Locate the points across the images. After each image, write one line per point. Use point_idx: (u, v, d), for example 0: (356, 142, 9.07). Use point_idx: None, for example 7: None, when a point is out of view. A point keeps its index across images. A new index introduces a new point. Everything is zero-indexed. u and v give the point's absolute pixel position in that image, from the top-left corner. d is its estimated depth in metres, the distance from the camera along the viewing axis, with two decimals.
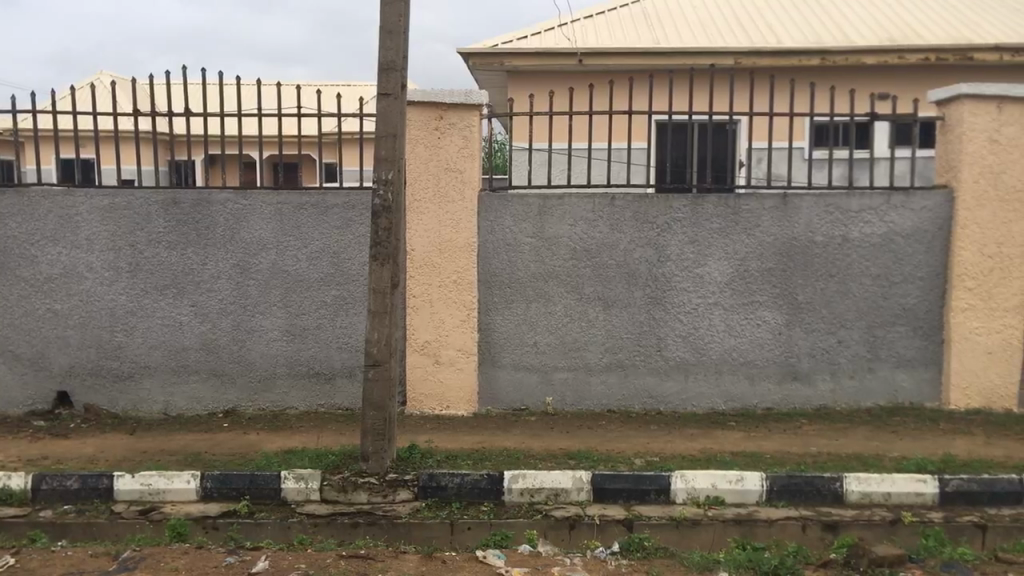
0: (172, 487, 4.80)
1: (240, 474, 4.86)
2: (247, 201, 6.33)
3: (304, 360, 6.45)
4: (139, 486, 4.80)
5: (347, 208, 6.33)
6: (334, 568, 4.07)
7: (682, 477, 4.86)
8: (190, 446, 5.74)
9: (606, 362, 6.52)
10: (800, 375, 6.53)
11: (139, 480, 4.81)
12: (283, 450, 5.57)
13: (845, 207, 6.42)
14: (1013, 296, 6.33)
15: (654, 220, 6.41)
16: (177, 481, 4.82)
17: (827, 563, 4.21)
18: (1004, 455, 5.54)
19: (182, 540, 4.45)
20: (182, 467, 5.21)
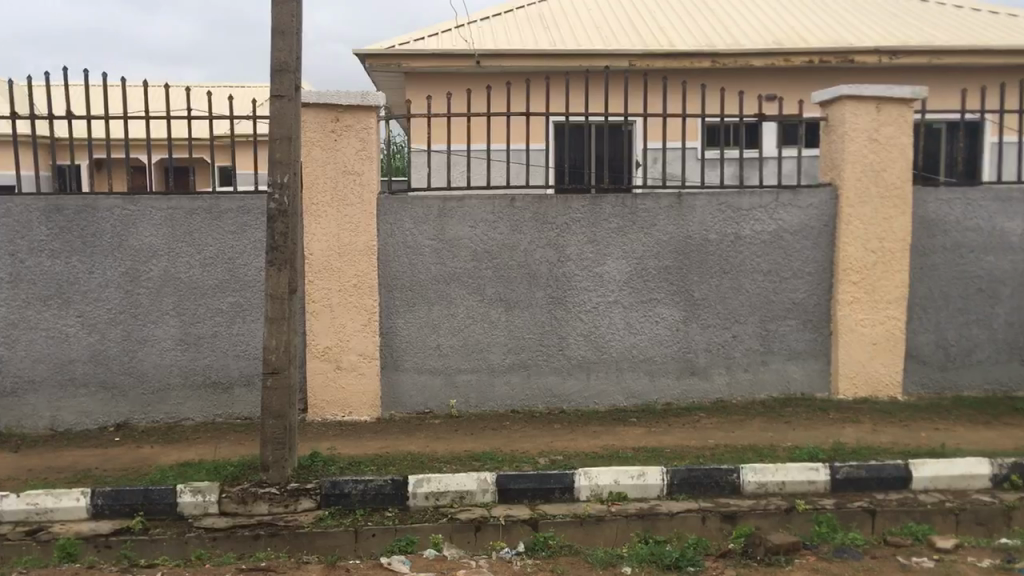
0: (62, 506, 4.61)
1: (132, 489, 4.70)
2: (134, 206, 6.11)
3: (199, 369, 6.26)
4: (25, 506, 4.59)
5: (243, 212, 6.19)
6: None
7: (586, 475, 4.92)
8: (80, 462, 5.52)
9: (509, 363, 6.55)
10: (697, 369, 6.68)
11: (25, 500, 4.60)
12: (179, 462, 5.41)
13: (736, 206, 6.59)
14: (895, 288, 6.63)
15: (553, 221, 6.47)
16: (66, 499, 4.63)
17: (725, 554, 4.35)
18: (890, 441, 5.80)
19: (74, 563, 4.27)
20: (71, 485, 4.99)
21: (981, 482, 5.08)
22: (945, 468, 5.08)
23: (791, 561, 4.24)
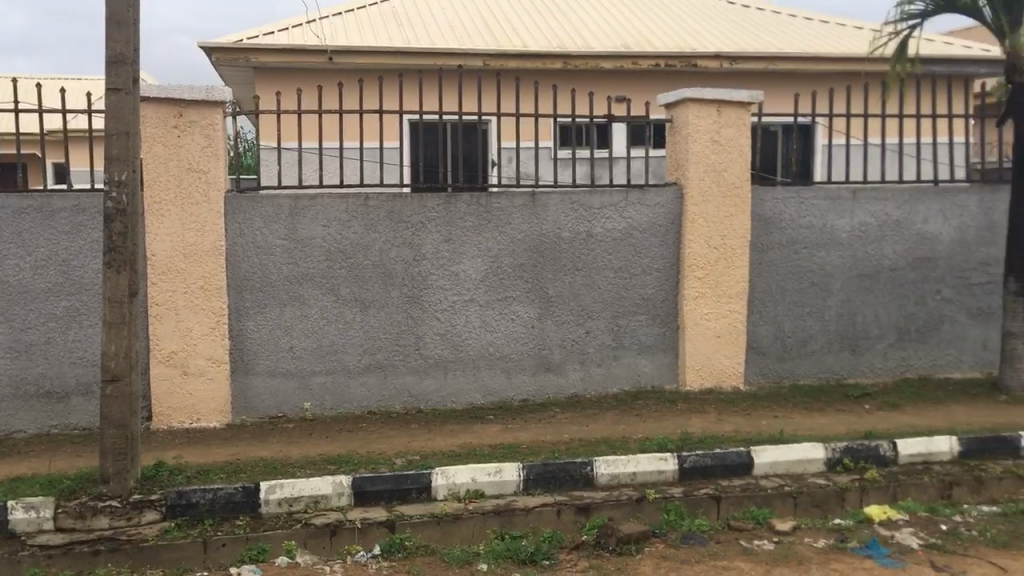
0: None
1: None
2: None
3: (31, 378, 5.89)
4: None
5: (78, 211, 5.86)
6: None
7: (440, 475, 4.91)
8: None
9: (365, 364, 6.46)
10: (552, 365, 6.79)
11: None
12: (8, 478, 5.06)
13: (588, 203, 6.73)
14: (736, 284, 6.95)
15: (408, 220, 6.43)
16: None
17: (580, 545, 4.41)
18: (733, 430, 6.07)
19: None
20: None
21: (816, 466, 5.41)
22: (783, 453, 5.39)
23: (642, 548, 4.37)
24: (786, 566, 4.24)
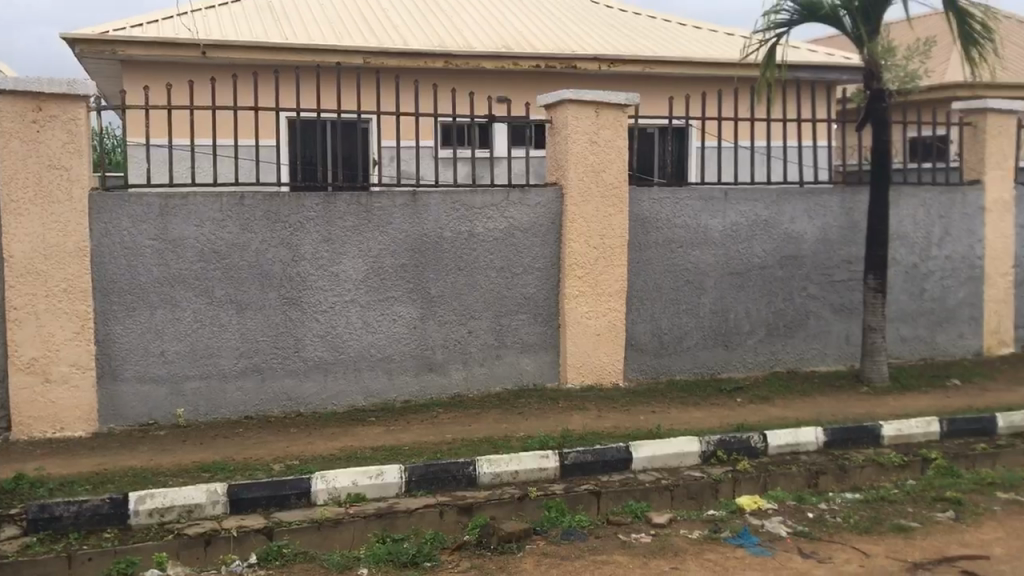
0: (194, 502, 4.30)
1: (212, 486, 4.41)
2: (115, 193, 5.58)
3: (187, 364, 5.78)
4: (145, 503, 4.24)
5: (235, 197, 5.80)
6: (384, 555, 3.98)
7: (636, 448, 5.28)
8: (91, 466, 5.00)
9: (506, 344, 6.52)
10: (672, 345, 7.00)
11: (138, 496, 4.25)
12: (213, 462, 5.05)
13: (701, 189, 6.97)
14: (826, 271, 7.42)
15: (545, 204, 6.54)
16: (173, 495, 4.29)
17: (787, 504, 4.87)
18: (852, 408, 6.53)
19: (245, 562, 3.98)
20: (119, 489, 4.56)
21: (934, 437, 6.01)
22: (906, 425, 5.98)
23: (857, 513, 4.74)
24: (987, 514, 4.74)
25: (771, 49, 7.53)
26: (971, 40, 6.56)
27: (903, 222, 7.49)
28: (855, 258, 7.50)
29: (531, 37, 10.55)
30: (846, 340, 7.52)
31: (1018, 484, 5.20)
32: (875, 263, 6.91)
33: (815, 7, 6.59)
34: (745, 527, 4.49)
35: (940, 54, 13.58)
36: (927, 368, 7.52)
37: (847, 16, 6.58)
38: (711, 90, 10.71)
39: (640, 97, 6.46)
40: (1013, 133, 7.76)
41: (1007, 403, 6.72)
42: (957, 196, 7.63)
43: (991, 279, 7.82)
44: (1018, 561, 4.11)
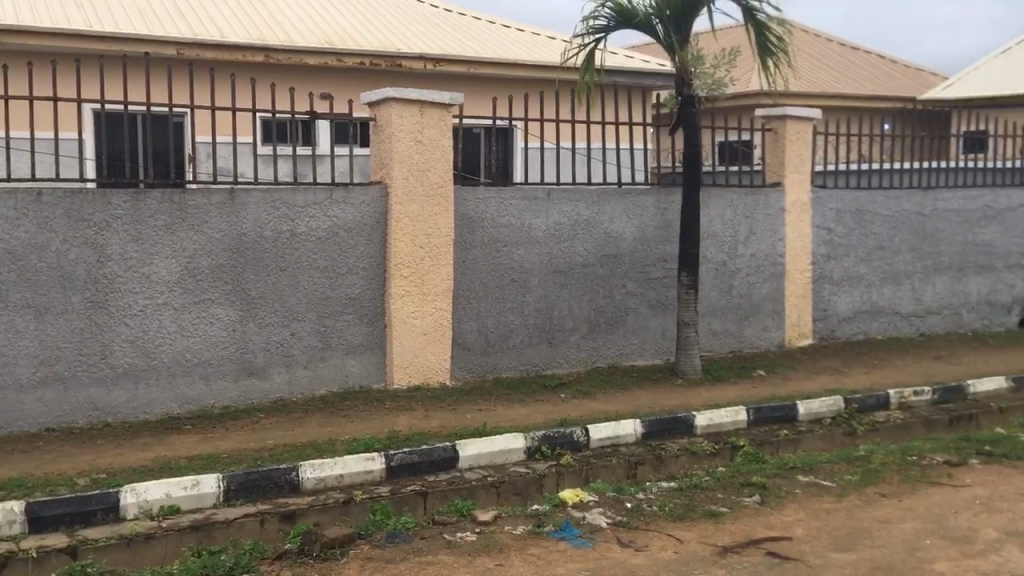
0: None
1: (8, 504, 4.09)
2: None
3: None
4: None
5: (33, 194, 5.42)
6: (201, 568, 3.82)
7: (463, 446, 5.33)
8: None
9: (331, 346, 6.40)
10: (497, 344, 7.08)
11: None
12: (9, 478, 4.69)
13: (525, 189, 7.08)
14: (643, 269, 7.71)
15: (370, 203, 6.46)
16: None
17: (608, 494, 5.02)
18: (668, 400, 6.82)
19: None
20: None
21: (741, 425, 6.38)
22: (716, 415, 6.31)
23: (672, 501, 4.95)
24: (789, 497, 5.06)
25: (590, 53, 7.73)
26: (768, 51, 7.00)
27: (713, 222, 7.90)
28: (670, 256, 7.83)
29: (355, 33, 10.39)
30: (662, 334, 7.84)
31: (816, 466, 5.57)
32: (688, 260, 7.25)
33: (630, 15, 6.86)
34: (567, 520, 4.60)
35: (743, 64, 14.40)
36: (735, 360, 7.95)
37: (660, 25, 6.85)
38: (534, 92, 10.93)
39: (463, 97, 6.51)
40: (809, 139, 8.31)
41: (806, 391, 7.20)
42: (761, 198, 8.11)
43: (792, 275, 8.36)
44: (816, 539, 4.41)
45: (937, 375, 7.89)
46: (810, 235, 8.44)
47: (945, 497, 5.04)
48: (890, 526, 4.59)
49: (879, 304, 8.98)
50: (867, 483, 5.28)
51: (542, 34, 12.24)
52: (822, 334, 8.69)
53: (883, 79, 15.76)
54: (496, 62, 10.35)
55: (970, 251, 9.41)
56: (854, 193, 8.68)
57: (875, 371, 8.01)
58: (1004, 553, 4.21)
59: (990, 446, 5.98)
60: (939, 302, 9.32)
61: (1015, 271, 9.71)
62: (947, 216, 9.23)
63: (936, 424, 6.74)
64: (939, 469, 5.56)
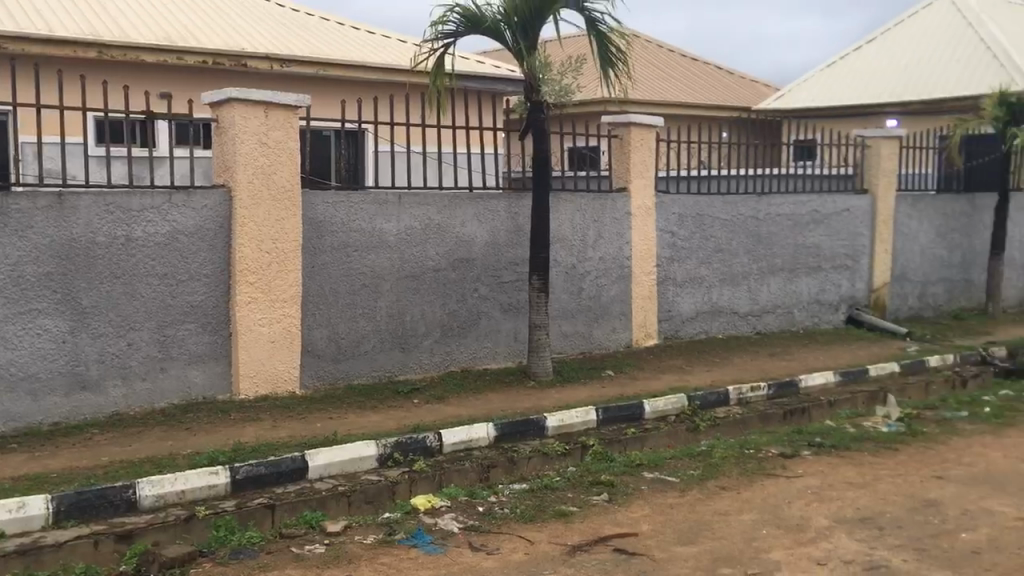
0: None
1: None
2: None
3: None
4: None
5: None
6: None
7: (312, 456, 5.23)
8: None
9: (170, 357, 6.13)
10: (347, 351, 6.96)
11: None
12: None
13: (375, 193, 7.00)
14: (494, 273, 7.76)
15: (212, 208, 6.24)
16: None
17: (460, 498, 5.02)
18: (519, 402, 6.89)
19: None
20: None
21: (589, 426, 6.52)
22: (566, 416, 6.43)
23: (522, 503, 5.00)
24: (635, 493, 5.21)
25: (439, 58, 7.72)
26: (610, 61, 7.20)
27: (562, 226, 8.04)
28: (520, 260, 7.92)
29: (197, 31, 10.02)
30: (514, 338, 7.92)
31: (661, 463, 5.76)
32: (538, 264, 7.34)
33: (477, 21, 6.90)
34: (419, 527, 4.57)
35: (590, 72, 14.76)
36: (584, 361, 8.12)
37: (508, 32, 6.92)
38: (384, 96, 10.84)
39: (309, 99, 6.37)
40: (652, 145, 8.57)
41: (652, 390, 7.44)
42: (607, 202, 8.32)
43: (638, 277, 8.61)
44: (661, 534, 4.55)
45: (772, 371, 8.31)
46: (654, 238, 8.71)
47: (780, 488, 5.31)
48: (729, 518, 4.79)
49: (719, 304, 9.36)
50: (708, 478, 5.49)
51: (392, 37, 12.16)
52: (667, 334, 9.00)
53: (721, 89, 16.49)
54: (345, 64, 10.21)
55: (801, 253, 9.96)
56: (694, 199, 9.02)
57: (716, 368, 8.36)
58: (832, 538, 4.46)
59: (819, 438, 6.34)
60: (774, 302, 9.82)
61: (841, 272, 10.34)
62: (780, 220, 9.73)
63: (771, 417, 7.09)
64: (774, 461, 5.85)
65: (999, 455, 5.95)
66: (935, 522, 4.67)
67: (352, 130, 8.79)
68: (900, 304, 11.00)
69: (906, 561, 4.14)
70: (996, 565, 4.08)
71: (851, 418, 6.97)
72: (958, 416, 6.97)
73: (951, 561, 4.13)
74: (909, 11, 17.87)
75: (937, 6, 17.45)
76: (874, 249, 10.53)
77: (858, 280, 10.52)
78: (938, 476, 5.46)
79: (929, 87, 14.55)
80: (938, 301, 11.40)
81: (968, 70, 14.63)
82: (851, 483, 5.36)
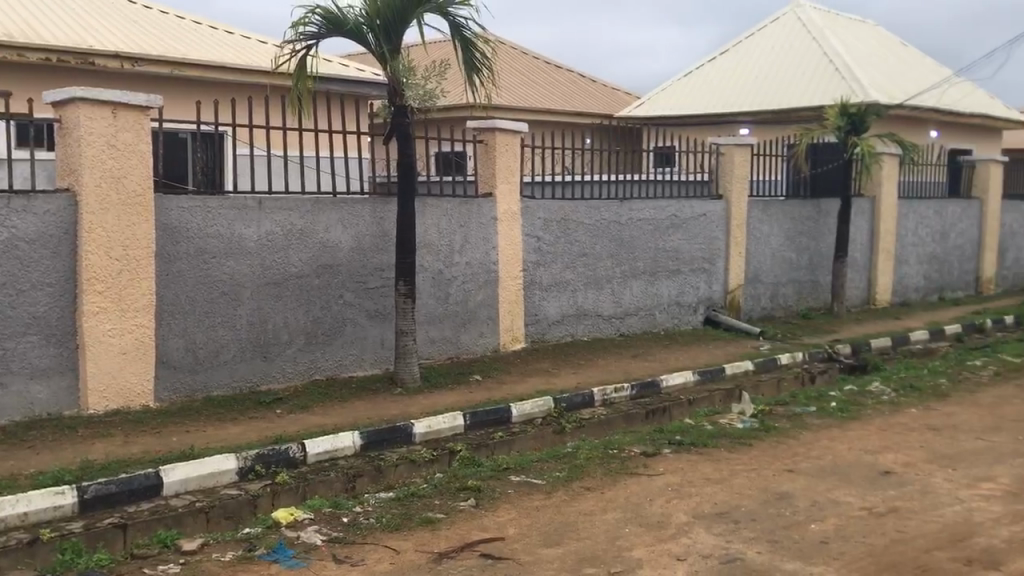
0: None
1: None
2: None
3: None
4: None
5: None
6: None
7: (167, 471, 5.01)
8: None
9: (10, 372, 5.79)
10: (205, 362, 6.72)
11: None
12: None
13: (234, 198, 6.79)
14: (360, 280, 7.64)
15: (55, 214, 5.90)
16: None
17: (325, 510, 4.92)
18: (385, 410, 6.81)
19: None
20: None
21: (456, 431, 6.51)
22: (433, 422, 6.39)
23: (388, 512, 4.94)
24: (502, 497, 5.22)
25: (301, 60, 7.57)
26: (474, 68, 7.22)
27: (428, 231, 8.00)
28: (387, 265, 7.81)
29: (39, 25, 9.47)
30: (381, 344, 7.81)
31: (528, 466, 5.80)
32: (404, 270, 7.28)
33: (339, 22, 6.79)
34: (280, 541, 4.44)
35: (455, 78, 14.80)
36: (451, 366, 8.11)
37: (370, 35, 6.83)
38: (243, 98, 10.55)
39: (162, 100, 6.12)
40: (517, 151, 8.63)
41: (519, 394, 7.49)
42: (473, 207, 8.33)
43: (504, 281, 8.66)
44: (527, 537, 4.58)
45: (635, 372, 8.51)
46: (520, 243, 8.79)
47: (642, 486, 5.43)
48: (593, 518, 4.86)
49: (584, 307, 9.52)
50: (573, 479, 5.57)
51: (251, 38, 11.84)
52: (533, 338, 9.08)
53: (583, 96, 16.82)
54: (201, 65, 9.87)
55: (661, 257, 10.24)
56: (559, 204, 9.14)
57: (581, 371, 8.50)
58: (691, 534, 4.60)
59: (679, 436, 6.52)
60: (635, 305, 10.06)
61: (699, 274, 10.70)
62: (641, 225, 9.98)
63: (634, 417, 7.26)
64: (637, 461, 5.98)
65: (844, 447, 6.27)
66: (787, 513, 4.88)
67: (210, 132, 8.50)
68: (753, 305, 11.47)
69: (761, 553, 4.30)
70: (842, 552, 4.29)
71: (709, 416, 7.21)
72: (807, 411, 7.32)
73: (802, 551, 4.32)
74: (759, 24, 18.69)
75: (784, 21, 18.32)
76: (730, 252, 10.94)
77: (715, 282, 10.92)
78: (789, 469, 5.71)
79: (778, 98, 15.27)
80: (788, 302, 11.95)
81: (813, 82, 15.42)
82: (709, 479, 5.54)
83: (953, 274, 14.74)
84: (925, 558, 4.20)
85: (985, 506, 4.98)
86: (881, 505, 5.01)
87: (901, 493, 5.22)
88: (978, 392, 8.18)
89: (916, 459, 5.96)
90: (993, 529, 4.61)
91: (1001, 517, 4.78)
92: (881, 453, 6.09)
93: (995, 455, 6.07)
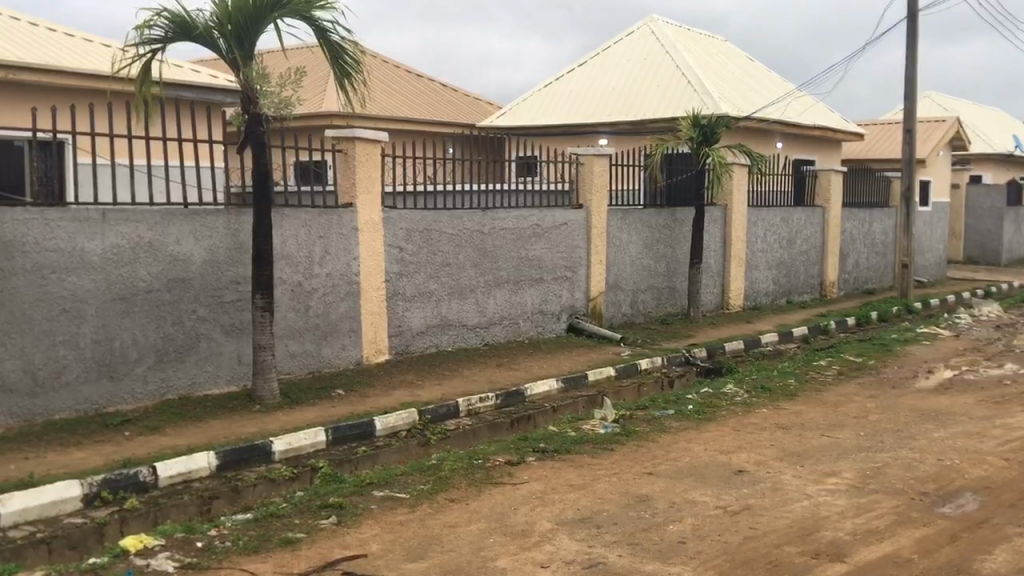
0: None
1: None
2: None
3: None
4: None
5: None
6: None
7: (3, 501, 4.67)
8: None
9: None
10: (45, 385, 6.31)
11: None
12: None
13: (75, 210, 6.42)
14: (215, 296, 7.33)
15: None
16: None
17: (178, 537, 4.67)
18: (241, 429, 6.55)
19: None
20: None
21: (315, 448, 6.32)
22: (292, 440, 6.20)
23: (245, 535, 4.72)
24: (365, 513, 5.11)
25: (146, 64, 7.19)
26: (346, 72, 7.09)
27: (286, 242, 7.81)
28: (243, 278, 7.51)
29: None
30: (238, 361, 7.50)
31: (391, 479, 5.71)
32: (261, 283, 7.04)
33: (187, 27, 6.53)
34: (128, 570, 4.20)
35: (313, 85, 14.57)
36: (313, 381, 7.92)
37: (222, 39, 6.58)
38: (85, 104, 10.03)
39: None
40: (378, 160, 8.47)
41: (382, 407, 7.37)
42: (334, 218, 8.16)
43: (366, 294, 8.53)
44: (390, 553, 4.49)
45: (499, 381, 8.52)
46: (382, 254, 8.67)
47: (506, 496, 5.43)
48: (457, 530, 4.81)
49: (449, 317, 9.48)
50: (437, 491, 5.51)
51: (94, 41, 11.31)
52: (397, 350, 8.98)
53: (445, 105, 16.85)
54: (37, 68, 9.34)
55: (524, 266, 10.32)
56: (422, 213, 9.07)
57: (445, 382, 8.45)
58: (555, 541, 4.62)
59: (543, 443, 6.57)
60: (499, 313, 10.09)
61: (560, 283, 10.82)
62: (503, 234, 10.01)
63: (499, 426, 7.26)
64: (501, 470, 5.98)
65: (700, 448, 6.46)
66: (647, 515, 4.97)
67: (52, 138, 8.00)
68: (613, 312, 11.72)
69: (622, 556, 4.36)
70: (699, 552, 4.40)
71: (572, 422, 7.28)
72: (666, 414, 7.51)
73: (661, 552, 4.40)
74: (613, 38, 19.20)
75: (637, 35, 18.88)
76: (591, 261, 11.13)
77: (577, 291, 11.08)
78: (650, 472, 5.83)
79: (633, 110, 15.72)
80: (647, 308, 12.27)
81: (667, 95, 15.93)
82: (572, 485, 5.59)
83: (800, 278, 15.50)
84: (777, 553, 4.35)
85: (831, 500, 5.21)
86: (735, 503, 5.17)
87: (753, 491, 5.41)
88: (823, 391, 8.58)
89: (767, 457, 6.20)
90: (838, 521, 4.82)
91: (845, 510, 5.01)
92: (734, 453, 6.31)
93: (840, 450, 6.38)
